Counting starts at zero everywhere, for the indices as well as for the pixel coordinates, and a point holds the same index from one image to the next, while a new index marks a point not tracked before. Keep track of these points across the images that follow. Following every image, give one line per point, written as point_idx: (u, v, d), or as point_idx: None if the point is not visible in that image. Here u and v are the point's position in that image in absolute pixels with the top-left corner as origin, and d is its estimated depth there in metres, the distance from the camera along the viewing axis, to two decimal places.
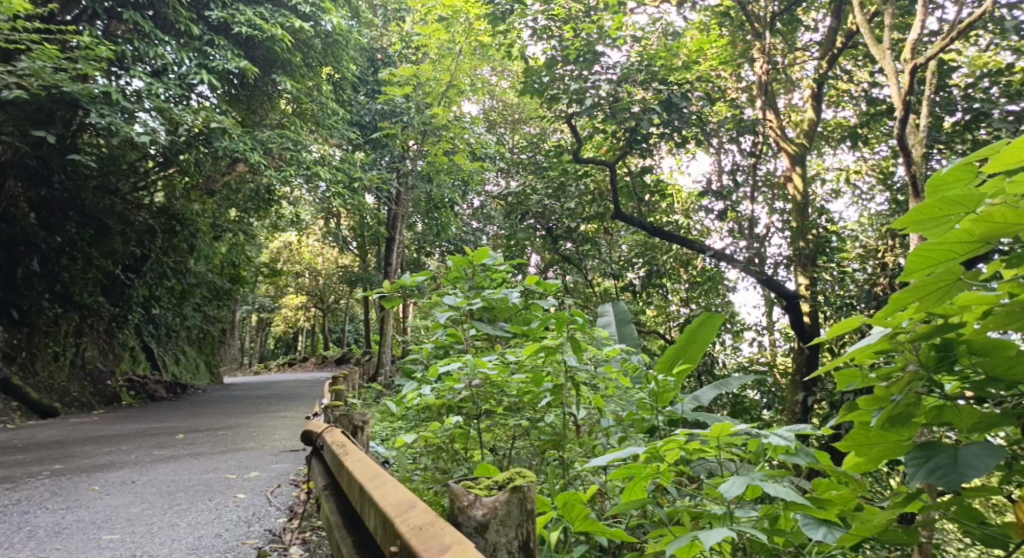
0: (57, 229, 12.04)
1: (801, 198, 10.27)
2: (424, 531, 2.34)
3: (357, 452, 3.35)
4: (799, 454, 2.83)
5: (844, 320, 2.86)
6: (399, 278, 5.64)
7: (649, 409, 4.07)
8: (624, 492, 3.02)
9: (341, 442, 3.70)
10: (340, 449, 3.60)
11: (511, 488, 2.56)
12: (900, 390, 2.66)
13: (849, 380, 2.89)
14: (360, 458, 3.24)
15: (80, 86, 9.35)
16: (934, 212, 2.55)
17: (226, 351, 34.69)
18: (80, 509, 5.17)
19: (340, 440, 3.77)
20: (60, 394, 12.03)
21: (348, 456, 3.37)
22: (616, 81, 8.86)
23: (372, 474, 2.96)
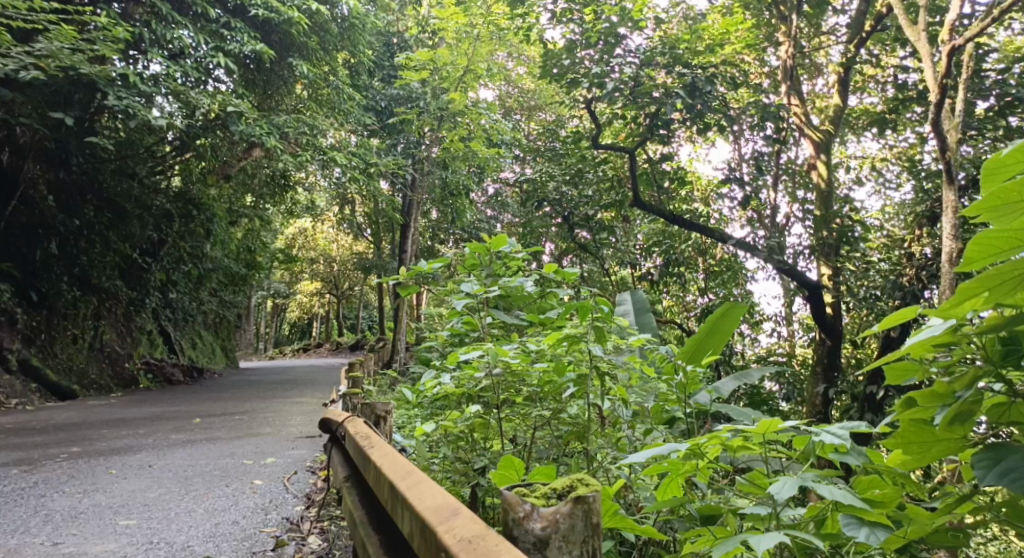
0: (75, 212, 12.02)
1: (826, 186, 10.15)
2: (474, 546, 2.10)
3: (384, 446, 3.20)
4: (850, 453, 2.65)
5: (901, 310, 2.69)
6: (415, 264, 5.55)
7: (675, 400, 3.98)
8: (659, 490, 2.91)
9: (365, 434, 3.55)
10: (365, 441, 3.46)
11: (575, 499, 2.29)
12: (965, 387, 2.46)
13: (903, 372, 2.69)
14: (389, 454, 3.09)
15: (98, 68, 9.31)
16: (1010, 195, 2.34)
17: (241, 336, 34.87)
18: (97, 493, 5.13)
19: (364, 431, 3.63)
20: (79, 377, 12.08)
21: (374, 449, 3.22)
22: (640, 64, 8.67)
23: (403, 471, 2.80)
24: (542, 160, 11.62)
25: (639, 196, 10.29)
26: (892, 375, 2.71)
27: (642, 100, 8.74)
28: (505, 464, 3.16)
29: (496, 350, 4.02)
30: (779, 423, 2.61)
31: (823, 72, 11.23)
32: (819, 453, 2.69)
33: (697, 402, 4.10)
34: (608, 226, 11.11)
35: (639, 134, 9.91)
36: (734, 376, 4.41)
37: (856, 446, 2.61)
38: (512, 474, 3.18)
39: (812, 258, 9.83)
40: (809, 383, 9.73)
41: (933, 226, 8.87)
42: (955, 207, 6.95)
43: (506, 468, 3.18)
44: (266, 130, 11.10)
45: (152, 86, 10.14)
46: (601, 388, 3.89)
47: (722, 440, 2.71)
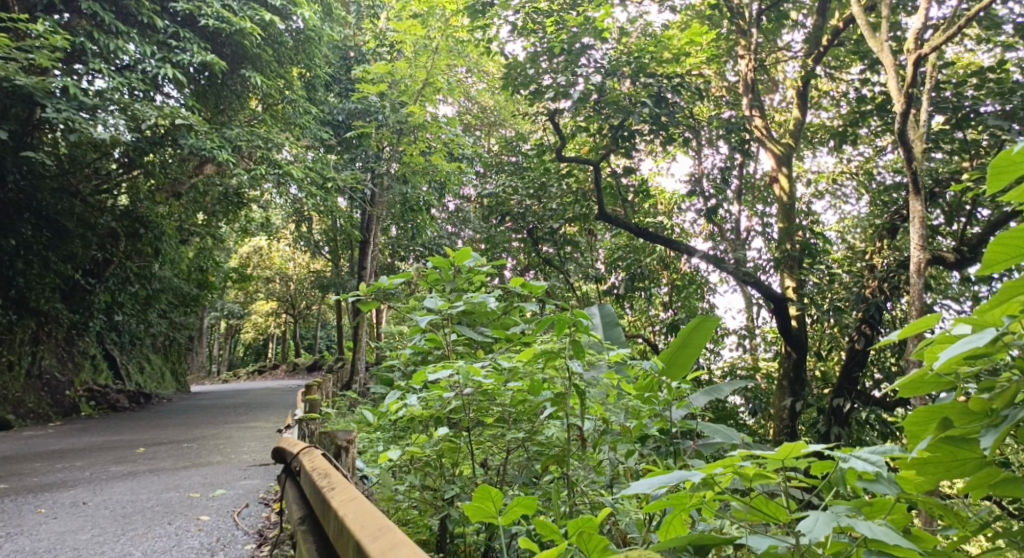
0: (11, 232, 11.40)
1: (787, 199, 9.95)
2: None
3: (347, 489, 2.87)
4: (877, 480, 2.44)
5: (922, 318, 2.55)
6: (376, 280, 5.24)
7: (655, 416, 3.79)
8: (662, 530, 2.64)
9: (325, 472, 3.22)
10: (324, 481, 3.13)
11: None
12: (1003, 402, 2.28)
13: (926, 388, 2.51)
14: (354, 500, 2.76)
15: (33, 79, 8.85)
16: None
17: (195, 358, 33.91)
18: (21, 536, 4.73)
19: (322, 469, 3.30)
20: (15, 405, 11.48)
21: (335, 494, 2.89)
22: (604, 73, 8.41)
23: (373, 528, 2.46)
24: (503, 174, 11.39)
25: (603, 208, 10.10)
26: (914, 392, 2.53)
27: (605, 110, 8.56)
28: (480, 494, 2.90)
29: (468, 368, 3.77)
30: (802, 448, 2.39)
31: (782, 85, 11.17)
32: (845, 481, 2.46)
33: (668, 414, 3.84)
34: (571, 241, 10.87)
35: (603, 146, 9.74)
36: (704, 391, 4.15)
37: (884, 472, 2.41)
38: (489, 506, 2.92)
39: (774, 271, 9.59)
40: (774, 395, 9.43)
41: (892, 239, 8.75)
42: (922, 217, 6.86)
43: (482, 500, 2.92)
44: (217, 143, 10.71)
45: (96, 99, 9.72)
46: (581, 409, 3.69)
47: (734, 466, 2.48)
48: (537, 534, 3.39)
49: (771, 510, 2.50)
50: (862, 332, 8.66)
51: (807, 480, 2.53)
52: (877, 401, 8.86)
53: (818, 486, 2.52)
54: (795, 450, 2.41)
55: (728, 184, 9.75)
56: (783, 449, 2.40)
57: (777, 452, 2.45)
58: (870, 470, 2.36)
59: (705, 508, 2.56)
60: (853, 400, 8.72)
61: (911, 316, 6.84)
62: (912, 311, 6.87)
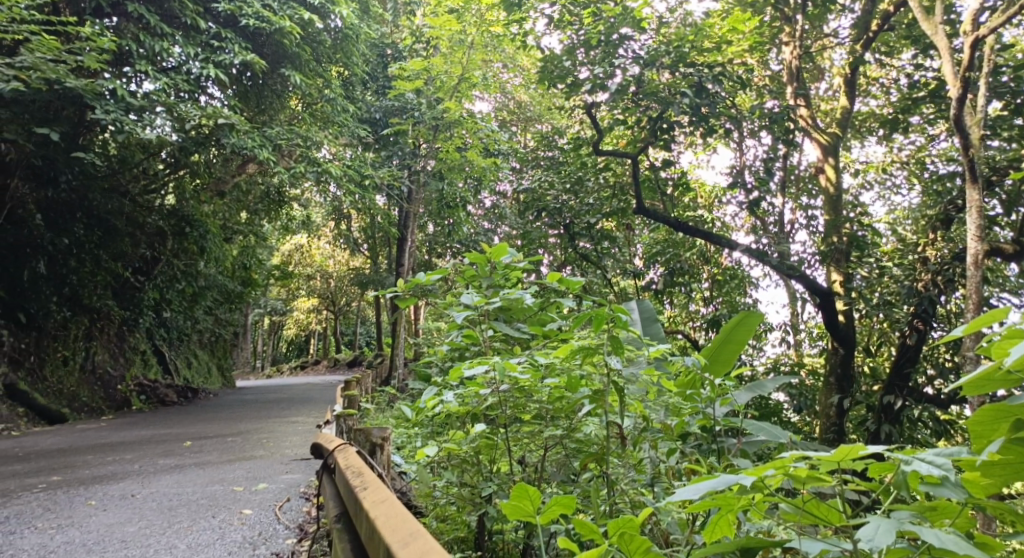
0: (64, 231, 11.66)
1: (834, 191, 9.68)
2: None
3: (379, 490, 2.82)
4: (941, 485, 2.32)
5: (988, 312, 2.43)
6: (413, 276, 5.19)
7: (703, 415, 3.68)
8: (707, 531, 2.55)
9: (358, 471, 3.18)
10: (357, 479, 3.10)
11: None
12: None
13: (992, 388, 2.39)
14: (386, 501, 2.71)
15: (83, 81, 8.99)
16: None
17: (238, 354, 34.37)
18: (71, 528, 4.79)
19: (356, 467, 3.26)
20: (69, 400, 11.72)
21: (367, 494, 2.86)
22: (643, 64, 8.28)
23: (404, 534, 2.40)
24: (541, 168, 11.29)
25: (644, 202, 9.95)
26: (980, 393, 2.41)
27: (645, 102, 8.41)
28: (517, 493, 2.83)
29: (504, 364, 3.71)
30: (861, 450, 2.28)
31: (826, 74, 10.87)
32: (906, 485, 2.34)
33: (711, 411, 3.72)
34: (608, 235, 10.70)
35: (642, 139, 9.58)
36: (747, 388, 4.04)
37: (950, 478, 2.29)
38: (527, 505, 2.84)
39: (820, 265, 9.34)
40: (821, 392, 9.21)
41: (946, 230, 8.46)
42: (981, 206, 6.63)
43: (520, 498, 2.85)
44: (258, 142, 10.77)
45: (142, 100, 9.86)
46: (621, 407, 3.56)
47: (785, 468, 2.36)
48: (577, 533, 3.32)
49: (824, 514, 2.40)
50: (914, 327, 8.47)
51: (863, 483, 2.41)
52: (931, 398, 8.62)
53: (877, 490, 2.40)
54: (853, 452, 2.30)
55: (772, 175, 9.51)
56: (840, 450, 2.29)
57: (833, 453, 2.34)
58: (933, 473, 2.24)
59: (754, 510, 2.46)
60: (903, 396, 8.46)
61: (968, 310, 6.60)
62: (969, 304, 6.63)
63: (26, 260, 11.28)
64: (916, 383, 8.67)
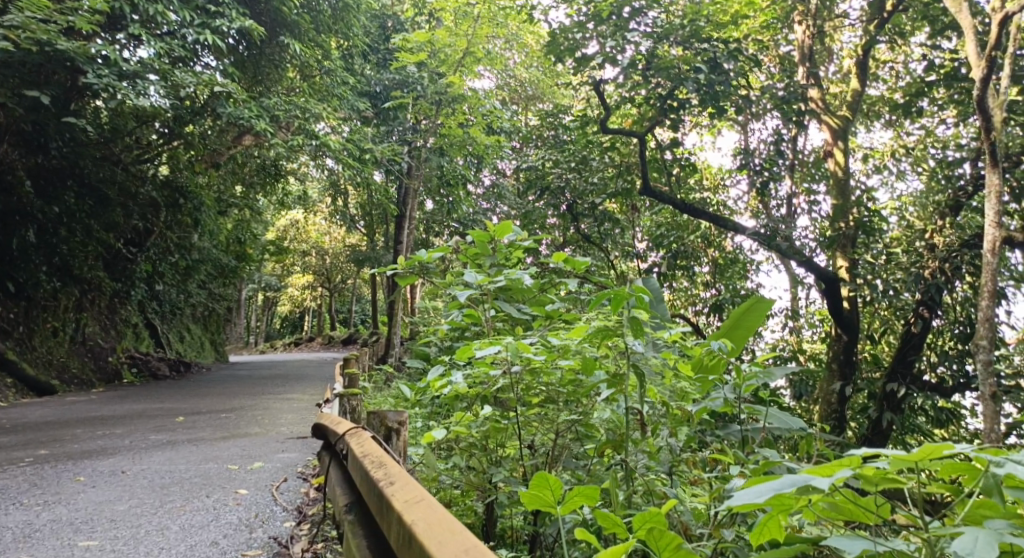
0: (54, 199, 11.39)
1: (842, 174, 9.41)
2: None
3: (409, 488, 2.62)
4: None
5: None
6: (413, 253, 4.96)
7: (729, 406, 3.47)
8: (755, 531, 2.36)
9: (379, 462, 2.98)
10: (380, 472, 2.89)
11: None
12: None
13: None
14: (421, 502, 2.51)
15: (74, 43, 8.72)
16: None
17: (231, 329, 34.19)
18: (58, 506, 4.61)
19: (377, 457, 3.06)
20: (59, 371, 11.52)
21: (398, 491, 2.65)
22: (655, 38, 8.04)
23: (452, 547, 2.19)
24: (544, 146, 11.08)
25: (649, 183, 9.74)
26: None
27: (654, 78, 8.18)
28: (538, 482, 2.67)
29: (517, 345, 3.56)
30: (946, 449, 2.13)
31: (837, 57, 10.65)
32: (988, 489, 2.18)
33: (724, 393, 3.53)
34: (612, 216, 10.51)
35: (648, 117, 9.36)
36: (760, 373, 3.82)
37: None
38: (547, 495, 2.67)
39: (824, 251, 9.10)
40: (822, 378, 8.94)
41: (955, 217, 8.24)
42: (1000, 189, 6.47)
43: (539, 488, 2.68)
44: (255, 112, 10.50)
45: (136, 66, 9.57)
46: (641, 394, 3.40)
47: (859, 468, 2.18)
48: (593, 524, 3.18)
49: (868, 512, 2.26)
50: (919, 315, 8.34)
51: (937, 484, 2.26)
52: (932, 386, 8.43)
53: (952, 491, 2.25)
54: (937, 451, 2.14)
55: (781, 158, 9.26)
56: (923, 449, 2.13)
57: (912, 453, 2.17)
58: None
59: (813, 510, 2.29)
60: (908, 385, 8.28)
61: (984, 298, 6.41)
62: (985, 292, 6.46)
63: (16, 228, 10.98)
64: (918, 371, 8.52)
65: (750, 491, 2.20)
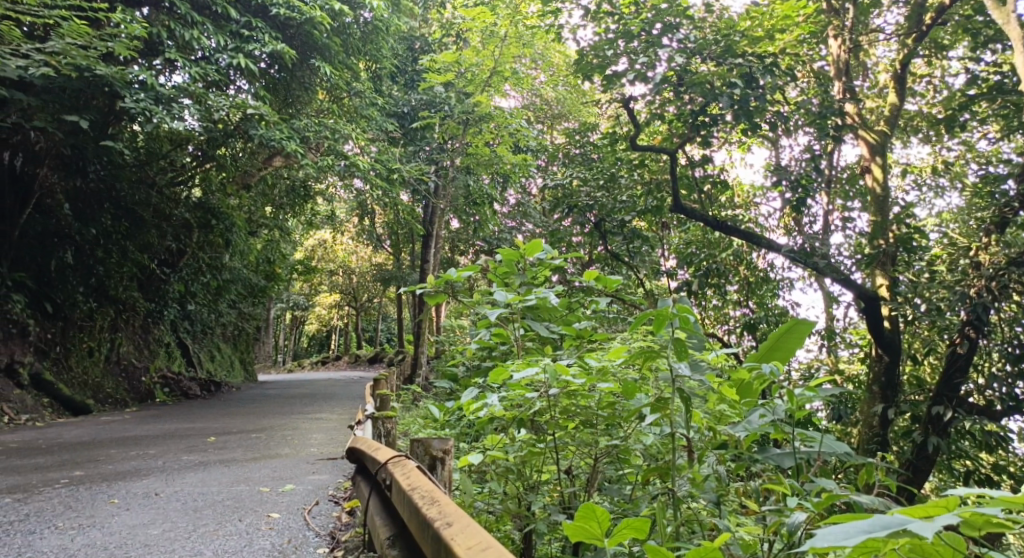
0: (91, 221, 11.59)
1: (881, 191, 9.04)
2: None
3: (469, 532, 2.56)
4: None
5: None
6: (443, 272, 4.90)
7: (780, 432, 3.41)
8: None
9: (431, 497, 2.92)
10: (434, 510, 2.82)
11: None
12: None
13: None
14: (488, 550, 2.45)
15: (113, 69, 8.86)
16: None
17: (259, 348, 34.40)
18: (93, 529, 4.61)
19: (427, 491, 2.99)
20: (94, 391, 11.58)
21: (458, 535, 2.58)
22: (688, 54, 7.97)
23: None
24: (572, 164, 11.00)
25: (680, 201, 9.63)
26: None
27: (687, 94, 8.11)
28: (585, 514, 2.75)
29: (556, 367, 3.56)
30: None
31: (871, 72, 10.45)
32: None
33: (751, 422, 3.39)
34: (641, 234, 10.43)
35: (680, 134, 9.25)
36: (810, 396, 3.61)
37: None
38: (593, 527, 2.76)
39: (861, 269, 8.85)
40: (863, 400, 8.71)
41: (1001, 234, 7.98)
42: None
43: (586, 520, 2.76)
44: (286, 134, 10.55)
45: (172, 90, 9.70)
46: (686, 418, 3.35)
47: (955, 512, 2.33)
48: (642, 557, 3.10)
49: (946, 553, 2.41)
50: (966, 335, 8.06)
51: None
52: (978, 408, 8.17)
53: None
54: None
55: (817, 174, 9.05)
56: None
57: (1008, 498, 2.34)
58: None
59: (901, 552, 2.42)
60: (953, 407, 8.03)
61: None
62: None
63: (54, 250, 11.34)
64: (963, 392, 8.27)
65: (840, 529, 2.31)
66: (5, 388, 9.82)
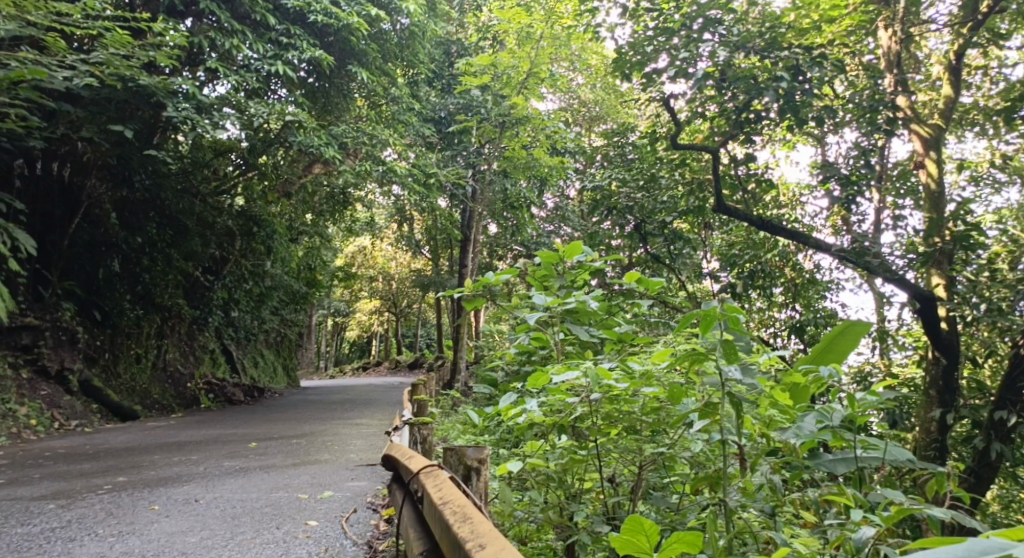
0: (138, 230, 11.84)
1: (935, 187, 8.68)
2: None
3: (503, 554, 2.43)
4: None
5: None
6: (480, 276, 4.79)
7: (839, 439, 3.26)
8: None
9: (464, 514, 2.79)
10: (467, 528, 2.69)
11: None
12: None
13: None
14: None
15: (156, 79, 8.93)
16: None
17: (302, 354, 34.74)
18: (132, 537, 4.58)
19: (459, 507, 2.86)
20: (142, 397, 11.68)
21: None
22: (732, 48, 7.76)
23: None
24: (611, 166, 10.84)
25: (722, 200, 9.44)
26: None
27: (731, 89, 7.90)
28: (631, 527, 2.63)
29: (597, 371, 3.43)
30: None
31: (923, 65, 10.08)
32: None
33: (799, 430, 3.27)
34: (683, 236, 10.22)
35: (722, 133, 9.05)
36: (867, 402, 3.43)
37: None
38: (641, 540, 2.64)
39: (916, 268, 8.55)
40: (920, 405, 8.37)
41: None
42: None
43: (632, 534, 2.64)
44: (324, 141, 10.54)
45: (214, 99, 9.77)
46: (735, 424, 3.20)
47: None
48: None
49: None
50: None
51: None
52: None
53: None
54: None
55: (868, 170, 8.73)
56: None
57: None
58: None
59: None
60: (1019, 412, 7.66)
61: None
62: None
63: (101, 258, 11.51)
64: None
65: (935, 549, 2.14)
66: (56, 395, 9.96)
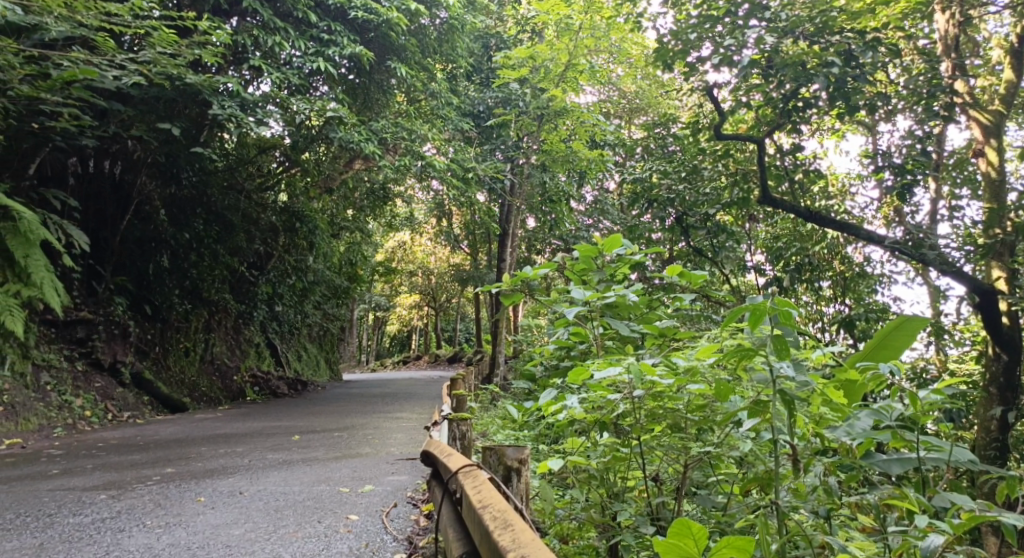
0: (185, 226, 11.97)
1: (995, 176, 8.34)
2: None
3: None
4: None
5: None
6: (518, 270, 4.70)
7: (898, 440, 3.13)
8: None
9: (505, 520, 2.72)
10: (508, 534, 2.62)
11: None
12: None
13: None
14: None
15: (202, 77, 9.00)
16: None
17: (343, 348, 35.10)
18: (178, 528, 4.61)
19: (500, 510, 2.79)
20: (190, 389, 11.83)
21: None
22: (780, 34, 7.56)
23: None
24: (652, 158, 10.68)
25: (769, 192, 9.28)
26: None
27: (779, 76, 7.69)
28: (679, 530, 2.56)
29: (640, 367, 3.32)
30: None
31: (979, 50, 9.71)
32: None
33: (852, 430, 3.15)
34: (727, 229, 10.02)
35: (768, 123, 8.84)
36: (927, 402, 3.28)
37: None
38: (689, 544, 2.57)
39: (973, 261, 8.24)
40: (979, 402, 8.08)
41: None
42: None
43: (679, 537, 2.57)
44: (365, 136, 10.53)
45: (257, 96, 9.81)
46: (786, 423, 3.10)
47: None
48: None
49: None
50: None
51: None
52: None
53: None
54: None
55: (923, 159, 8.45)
56: None
57: None
58: None
59: None
60: None
61: None
62: None
63: (152, 254, 11.64)
64: None
65: None
66: (109, 387, 10.15)
